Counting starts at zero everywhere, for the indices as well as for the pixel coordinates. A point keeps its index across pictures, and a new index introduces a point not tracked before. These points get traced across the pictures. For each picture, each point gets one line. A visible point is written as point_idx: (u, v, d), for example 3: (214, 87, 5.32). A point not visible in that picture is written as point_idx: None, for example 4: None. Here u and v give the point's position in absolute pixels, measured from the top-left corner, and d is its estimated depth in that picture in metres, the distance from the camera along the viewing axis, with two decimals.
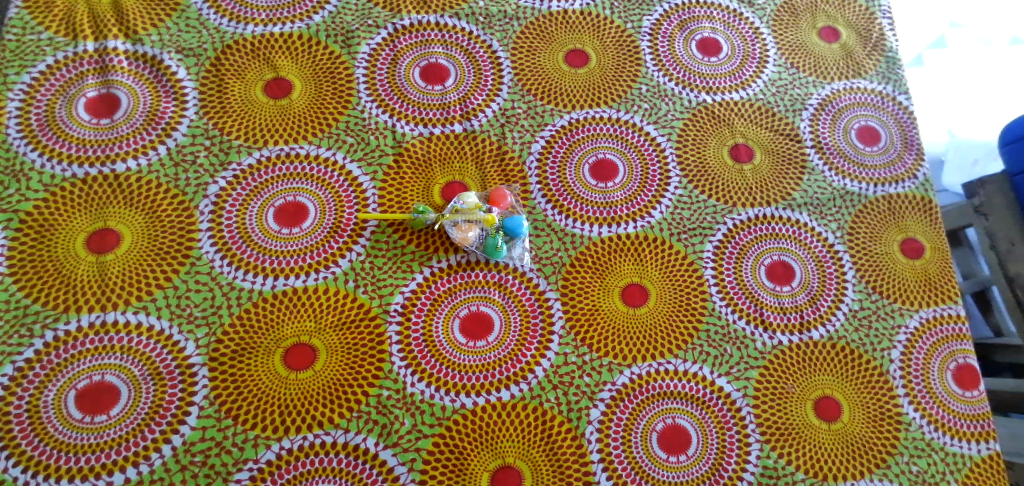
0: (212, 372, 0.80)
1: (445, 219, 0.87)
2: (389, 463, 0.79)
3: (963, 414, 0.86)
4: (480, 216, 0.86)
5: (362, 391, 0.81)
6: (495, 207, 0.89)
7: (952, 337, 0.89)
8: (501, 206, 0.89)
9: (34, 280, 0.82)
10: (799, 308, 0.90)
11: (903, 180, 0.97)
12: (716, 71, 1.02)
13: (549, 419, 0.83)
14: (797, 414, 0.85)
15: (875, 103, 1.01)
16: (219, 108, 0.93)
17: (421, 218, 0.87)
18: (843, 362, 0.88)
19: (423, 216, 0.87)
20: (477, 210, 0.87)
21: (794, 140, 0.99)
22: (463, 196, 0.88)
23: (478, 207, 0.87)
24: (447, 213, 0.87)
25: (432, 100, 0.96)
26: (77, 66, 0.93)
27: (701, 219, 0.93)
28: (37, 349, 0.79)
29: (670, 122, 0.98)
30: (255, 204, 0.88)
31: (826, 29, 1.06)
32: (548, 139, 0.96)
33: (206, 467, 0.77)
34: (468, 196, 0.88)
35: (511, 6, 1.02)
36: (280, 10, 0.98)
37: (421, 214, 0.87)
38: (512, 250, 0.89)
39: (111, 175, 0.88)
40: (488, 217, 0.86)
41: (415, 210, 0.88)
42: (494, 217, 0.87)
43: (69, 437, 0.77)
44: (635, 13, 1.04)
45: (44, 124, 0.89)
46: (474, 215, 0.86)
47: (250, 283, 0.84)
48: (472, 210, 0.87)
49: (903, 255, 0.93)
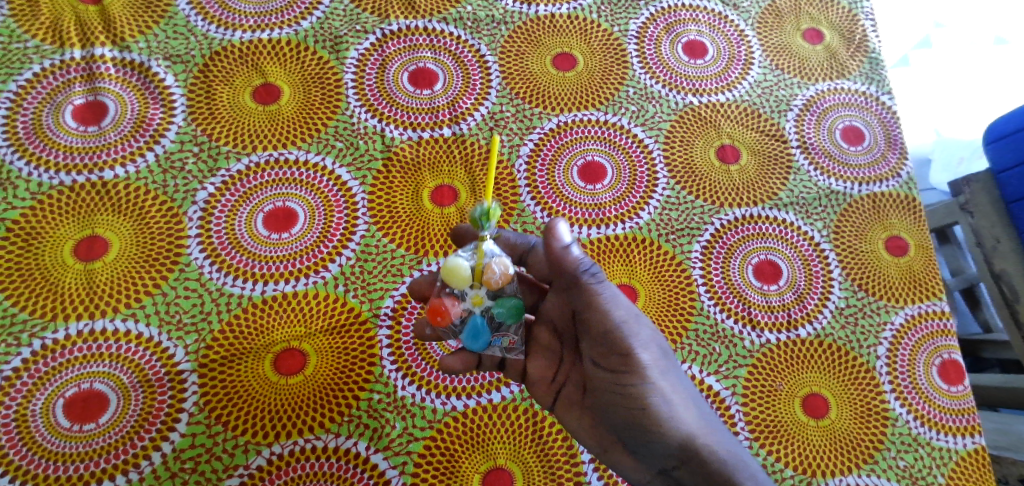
0: (202, 379, 0.80)
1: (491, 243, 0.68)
2: (380, 467, 0.79)
3: (947, 409, 0.86)
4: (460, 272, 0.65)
5: (352, 395, 0.81)
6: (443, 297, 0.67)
7: (937, 333, 0.89)
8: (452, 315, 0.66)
9: (21, 289, 0.82)
10: (787, 306, 0.91)
11: (887, 179, 0.98)
12: (703, 73, 1.03)
13: (539, 420, 0.82)
14: (785, 411, 0.86)
15: (859, 104, 1.02)
16: (207, 114, 0.93)
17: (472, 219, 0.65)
18: (829, 359, 0.89)
19: (474, 216, 0.65)
20: (458, 263, 0.65)
21: (779, 140, 1.00)
22: (506, 258, 0.66)
23: (493, 278, 0.65)
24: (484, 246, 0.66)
25: (421, 104, 0.96)
26: (64, 74, 0.92)
27: (688, 220, 0.94)
28: (25, 358, 0.79)
29: (657, 124, 0.99)
30: (244, 209, 0.89)
31: (809, 32, 1.07)
32: (537, 142, 0.96)
33: (195, 474, 0.77)
34: (507, 268, 0.66)
35: (499, 10, 1.02)
36: (268, 16, 0.98)
37: (478, 214, 0.64)
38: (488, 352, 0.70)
39: (99, 182, 0.88)
40: (459, 281, 0.65)
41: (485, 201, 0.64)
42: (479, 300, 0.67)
43: (55, 447, 0.77)
44: (621, 17, 1.05)
45: (32, 133, 0.89)
46: (458, 261, 0.65)
47: (239, 289, 0.85)
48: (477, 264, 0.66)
49: (889, 253, 0.94)
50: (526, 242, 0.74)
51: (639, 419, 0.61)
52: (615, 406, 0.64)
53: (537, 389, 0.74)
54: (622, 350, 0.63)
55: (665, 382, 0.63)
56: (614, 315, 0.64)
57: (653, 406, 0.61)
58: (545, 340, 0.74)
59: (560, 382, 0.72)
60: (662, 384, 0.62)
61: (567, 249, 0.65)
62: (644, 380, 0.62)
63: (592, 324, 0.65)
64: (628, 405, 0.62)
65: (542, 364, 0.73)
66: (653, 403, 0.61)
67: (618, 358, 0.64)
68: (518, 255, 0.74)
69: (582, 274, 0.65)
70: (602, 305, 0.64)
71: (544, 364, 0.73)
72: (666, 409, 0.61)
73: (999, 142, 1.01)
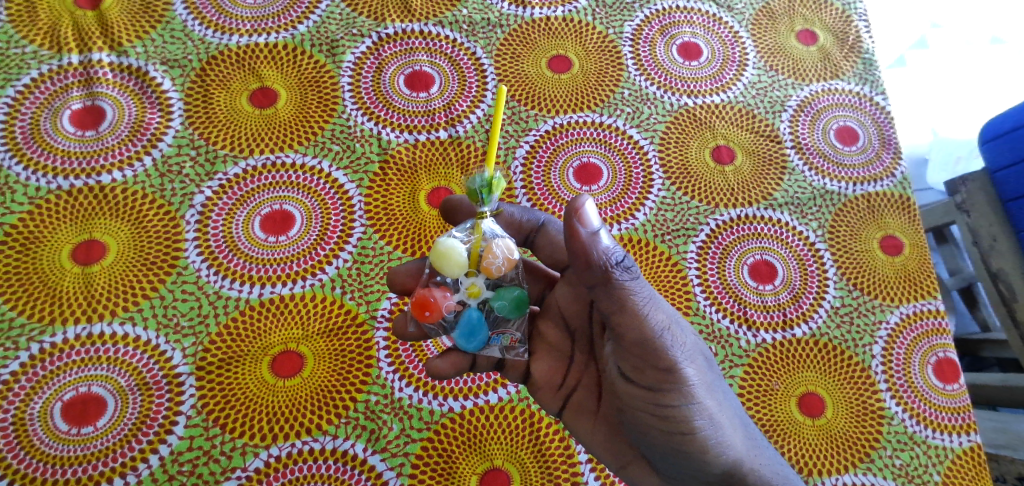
0: (199, 382, 0.81)
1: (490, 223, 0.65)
2: (378, 468, 0.79)
3: (943, 408, 0.87)
4: (455, 256, 0.62)
5: (350, 397, 0.82)
6: (432, 290, 0.64)
7: (932, 331, 0.90)
8: (442, 309, 0.64)
9: (19, 293, 0.82)
10: (782, 306, 0.91)
11: (881, 179, 0.98)
12: (697, 74, 1.03)
13: (537, 420, 0.83)
14: (782, 410, 0.86)
15: (853, 104, 1.03)
16: (204, 118, 0.93)
17: (470, 193, 0.62)
18: (825, 359, 0.89)
19: (472, 190, 0.62)
20: (453, 247, 0.62)
21: (773, 141, 1.00)
22: (509, 242, 0.64)
23: (493, 264, 0.62)
24: (483, 227, 0.64)
25: (417, 107, 0.97)
26: (62, 79, 0.92)
27: (684, 221, 0.95)
28: (23, 361, 0.79)
29: (653, 126, 1.00)
30: (241, 212, 0.89)
31: (803, 33, 1.07)
32: (533, 144, 0.97)
33: (193, 477, 0.77)
34: (508, 253, 0.63)
35: (494, 13, 1.03)
36: (265, 21, 0.99)
37: (478, 186, 0.61)
38: (484, 350, 0.67)
39: (97, 186, 0.88)
40: (453, 267, 0.62)
41: (485, 171, 0.61)
42: (475, 290, 0.65)
43: (54, 450, 0.77)
44: (616, 20, 1.05)
45: (29, 138, 0.90)
46: (453, 245, 0.62)
47: (237, 292, 0.85)
48: (475, 247, 0.64)
49: (884, 253, 0.94)
50: (533, 221, 0.71)
51: (682, 444, 0.58)
52: (651, 427, 0.59)
53: (544, 391, 0.71)
54: (665, 366, 0.57)
55: (709, 401, 0.59)
56: (654, 322, 0.57)
57: (698, 431, 0.57)
58: (552, 338, 0.70)
59: (569, 386, 0.69)
60: (706, 404, 0.58)
61: (596, 236, 0.55)
62: (687, 400, 0.57)
63: (627, 333, 0.57)
64: (669, 428, 0.58)
65: (549, 366, 0.70)
66: (698, 428, 0.57)
67: (657, 375, 0.57)
68: (523, 235, 0.72)
69: (612, 266, 0.56)
70: (639, 308, 0.56)
71: (551, 365, 0.70)
72: (711, 433, 0.58)
73: (996, 140, 1.00)
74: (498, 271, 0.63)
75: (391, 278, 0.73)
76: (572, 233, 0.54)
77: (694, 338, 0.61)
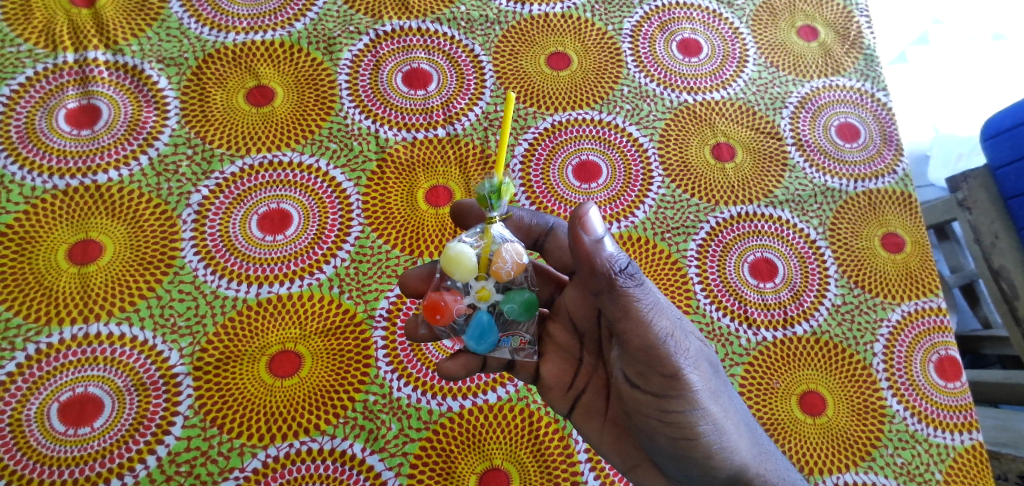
0: (196, 382, 0.80)
1: (499, 228, 0.64)
2: (376, 468, 0.79)
3: (945, 406, 0.86)
4: (467, 260, 0.61)
5: (348, 397, 0.81)
6: (443, 294, 0.63)
7: (933, 329, 0.89)
8: (452, 312, 0.62)
9: (16, 294, 0.82)
10: (783, 304, 0.91)
11: (883, 176, 0.97)
12: (697, 71, 1.03)
13: (536, 419, 0.82)
14: (783, 408, 0.85)
15: (855, 101, 1.02)
16: (200, 116, 0.93)
17: (480, 199, 0.60)
18: (826, 356, 0.89)
19: (482, 195, 0.60)
20: (463, 252, 0.61)
21: (774, 138, 1.00)
22: (518, 247, 0.63)
23: (503, 268, 0.61)
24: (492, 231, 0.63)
25: (415, 105, 0.96)
26: (57, 78, 0.92)
27: (683, 219, 0.94)
28: (19, 362, 0.79)
29: (652, 122, 0.99)
30: (238, 211, 0.89)
31: (804, 29, 1.07)
32: (531, 142, 0.96)
33: (191, 477, 0.77)
34: (518, 257, 0.62)
35: (493, 10, 1.02)
36: (262, 18, 0.98)
37: (487, 192, 0.59)
38: (496, 351, 0.66)
39: (92, 185, 0.88)
40: (464, 272, 0.61)
41: (494, 177, 0.59)
42: (485, 294, 0.63)
43: (51, 451, 0.76)
44: (615, 16, 1.05)
45: (25, 137, 0.89)
46: (463, 250, 0.61)
47: (234, 291, 0.85)
48: (485, 252, 0.62)
49: (885, 250, 0.93)
50: (543, 224, 0.71)
51: (686, 449, 0.57)
52: (656, 431, 0.59)
53: (554, 392, 0.70)
54: (668, 372, 0.56)
55: (713, 407, 0.58)
56: (657, 329, 0.56)
57: (703, 437, 0.57)
58: (561, 339, 0.69)
59: (578, 388, 0.68)
60: (711, 410, 0.58)
61: (600, 243, 0.54)
62: (692, 406, 0.57)
63: (630, 339, 0.56)
64: (673, 433, 0.57)
65: (557, 367, 0.69)
66: (703, 434, 0.57)
67: (661, 380, 0.57)
68: (533, 239, 0.71)
69: (615, 274, 0.54)
70: (643, 314, 0.56)
71: (560, 366, 0.69)
72: (716, 438, 0.57)
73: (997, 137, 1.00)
74: (509, 275, 0.62)
75: (402, 282, 0.73)
76: (577, 241, 0.54)
77: (699, 345, 0.61)
